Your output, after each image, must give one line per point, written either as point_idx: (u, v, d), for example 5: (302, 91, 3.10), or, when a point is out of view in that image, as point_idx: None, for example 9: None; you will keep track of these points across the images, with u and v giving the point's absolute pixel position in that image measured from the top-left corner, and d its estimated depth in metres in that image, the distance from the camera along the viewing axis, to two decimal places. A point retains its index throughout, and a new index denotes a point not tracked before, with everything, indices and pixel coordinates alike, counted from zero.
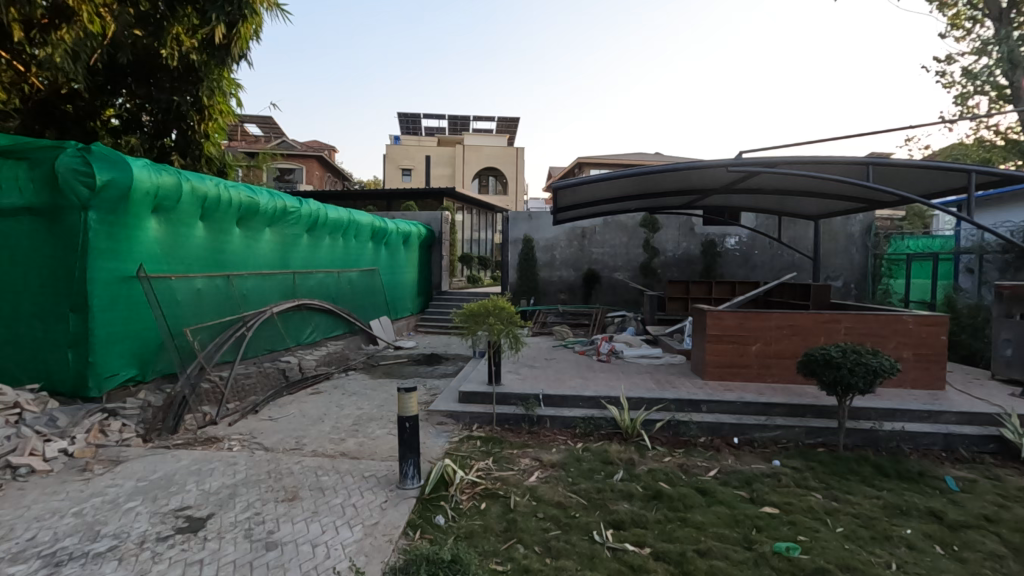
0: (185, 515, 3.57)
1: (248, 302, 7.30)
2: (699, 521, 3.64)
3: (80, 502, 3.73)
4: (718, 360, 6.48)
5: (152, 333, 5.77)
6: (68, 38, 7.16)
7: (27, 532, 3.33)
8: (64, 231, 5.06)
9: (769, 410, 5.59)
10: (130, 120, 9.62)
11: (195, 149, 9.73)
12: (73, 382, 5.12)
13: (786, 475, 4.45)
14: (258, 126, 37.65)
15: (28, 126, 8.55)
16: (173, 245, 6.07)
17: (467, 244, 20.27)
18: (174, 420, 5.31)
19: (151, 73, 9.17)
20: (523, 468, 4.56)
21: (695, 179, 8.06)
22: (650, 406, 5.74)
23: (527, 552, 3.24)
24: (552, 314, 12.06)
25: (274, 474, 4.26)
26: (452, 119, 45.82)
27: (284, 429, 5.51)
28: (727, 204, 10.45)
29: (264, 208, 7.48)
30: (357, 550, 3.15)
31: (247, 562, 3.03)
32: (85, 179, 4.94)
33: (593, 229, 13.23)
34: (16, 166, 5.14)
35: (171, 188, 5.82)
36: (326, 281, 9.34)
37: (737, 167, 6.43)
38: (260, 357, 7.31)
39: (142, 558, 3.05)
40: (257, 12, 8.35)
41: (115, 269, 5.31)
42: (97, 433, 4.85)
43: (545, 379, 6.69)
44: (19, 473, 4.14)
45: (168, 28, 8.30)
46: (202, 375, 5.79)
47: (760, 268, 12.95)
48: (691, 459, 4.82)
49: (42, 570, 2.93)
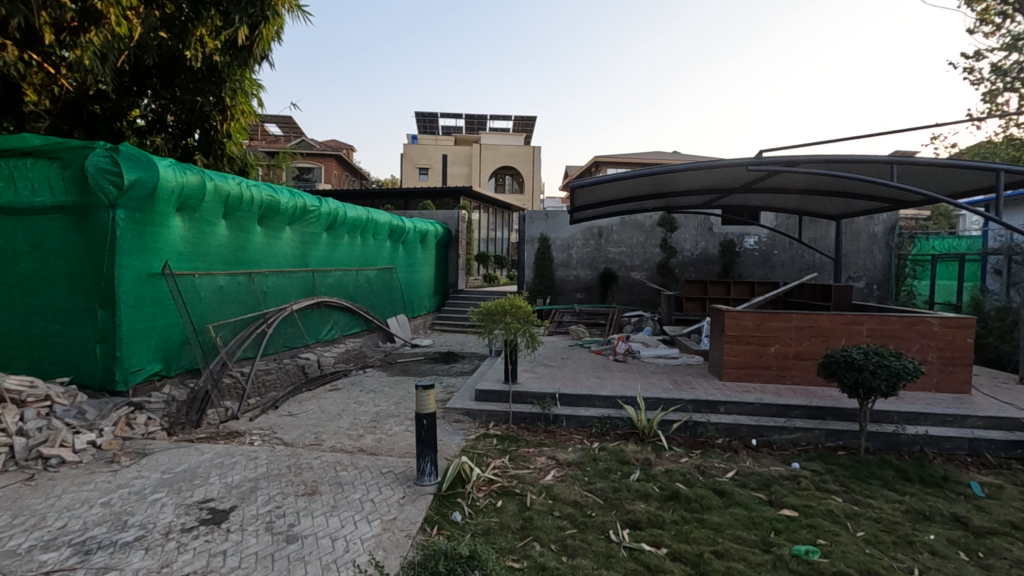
0: (208, 507, 3.65)
1: (269, 299, 7.43)
2: (716, 523, 3.62)
3: (107, 493, 3.84)
4: (736, 361, 6.43)
5: (176, 329, 5.90)
6: (96, 40, 7.31)
7: (58, 520, 3.44)
8: (94, 229, 5.20)
9: (788, 411, 5.53)
10: (155, 121, 9.83)
11: (217, 149, 9.94)
12: (101, 376, 5.27)
13: (806, 478, 4.40)
14: (278, 126, 38.12)
15: (57, 126, 8.84)
16: (197, 243, 6.20)
17: (484, 244, 20.35)
18: (198, 414, 5.40)
19: (176, 74, 9.34)
20: (540, 467, 4.57)
21: (714, 178, 7.96)
22: (666, 406, 5.72)
23: (543, 550, 3.26)
24: (568, 314, 12.03)
25: (295, 468, 4.34)
26: (469, 119, 45.99)
27: (303, 425, 5.59)
28: (747, 204, 10.35)
29: (285, 207, 7.60)
30: (375, 545, 3.19)
31: (269, 554, 3.09)
32: (113, 179, 5.06)
33: (610, 228, 13.19)
34: (48, 166, 5.28)
35: (195, 187, 5.94)
36: (344, 279, 9.45)
37: (756, 166, 6.33)
38: (280, 354, 7.43)
39: (167, 548, 3.13)
40: (279, 14, 8.43)
41: (142, 266, 5.44)
42: (124, 426, 4.97)
43: (562, 378, 6.69)
44: (50, 464, 4.26)
45: (193, 31, 8.47)
46: (224, 370, 5.92)
47: (780, 268, 12.80)
48: (708, 460, 4.79)
49: (73, 558, 3.02)
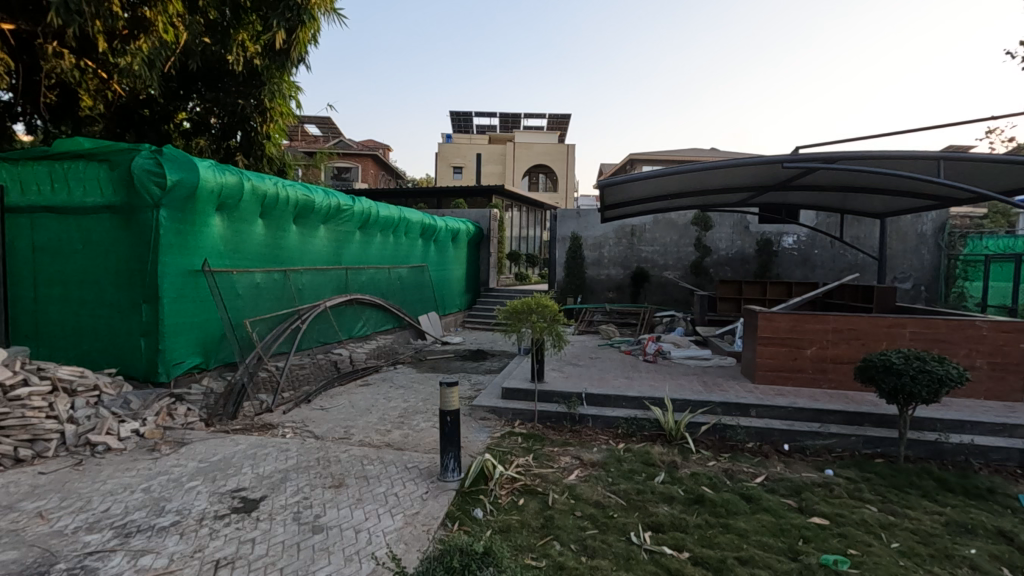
0: (240, 496, 3.79)
1: (304, 296, 7.65)
2: (741, 529, 3.54)
3: (148, 479, 4.02)
4: (769, 364, 6.27)
5: (215, 324, 6.14)
6: (145, 47, 7.61)
7: (102, 504, 3.63)
8: (139, 228, 5.45)
9: (823, 416, 5.36)
10: (199, 123, 10.16)
11: (257, 150, 10.24)
12: (145, 368, 5.52)
13: (839, 486, 4.26)
14: (317, 126, 39.02)
15: (111, 130, 9.41)
16: (236, 241, 6.43)
17: (517, 242, 20.37)
18: (234, 406, 5.64)
19: (219, 78, 9.68)
20: (563, 466, 4.56)
21: (749, 175, 7.76)
22: (695, 408, 5.64)
23: (563, 549, 3.26)
24: (599, 314, 11.92)
25: (323, 461, 4.46)
26: (503, 118, 46.04)
27: (334, 418, 5.74)
28: (784, 203, 10.10)
29: (319, 206, 7.79)
30: (397, 538, 3.26)
31: (295, 544, 3.19)
32: (157, 179, 5.28)
33: (643, 227, 13.02)
34: (98, 168, 5.56)
35: (234, 187, 6.15)
36: (376, 277, 9.65)
37: (793, 163, 6.14)
38: (314, 349, 7.65)
39: (200, 534, 3.27)
40: (315, 17, 8.58)
41: (183, 263, 5.67)
42: (165, 416, 5.22)
43: (589, 378, 6.65)
44: (97, 450, 4.51)
45: (234, 35, 8.82)
46: (259, 364, 6.16)
47: (820, 269, 12.39)
48: (737, 465, 4.69)
49: (114, 540, 3.19)
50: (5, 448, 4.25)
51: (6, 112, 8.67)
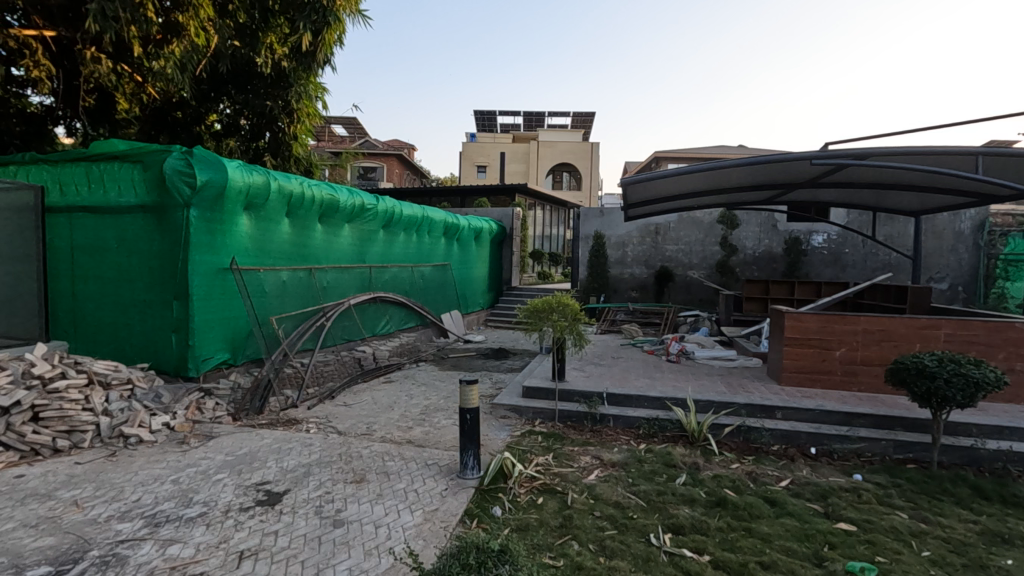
0: (265, 489, 3.88)
1: (328, 294, 7.77)
2: (765, 533, 3.48)
3: (177, 471, 4.15)
4: (796, 365, 6.13)
5: (243, 321, 6.29)
6: (177, 51, 7.79)
7: (134, 494, 3.76)
8: (170, 227, 5.61)
9: (852, 420, 5.22)
10: (229, 125, 10.37)
11: (285, 150, 10.45)
12: (176, 362, 5.68)
13: (867, 491, 4.15)
14: (343, 127, 39.52)
15: (145, 132, 9.73)
16: (262, 240, 6.57)
17: (540, 241, 20.34)
18: (260, 401, 5.76)
19: (248, 80, 9.91)
20: (583, 466, 4.54)
21: (776, 172, 7.59)
22: (718, 410, 5.55)
23: (581, 549, 3.24)
24: (622, 313, 11.82)
25: (345, 456, 4.53)
26: (527, 116, 45.97)
27: (356, 414, 5.82)
28: (815, 200, 9.83)
29: (344, 205, 7.89)
30: (416, 534, 3.29)
31: (316, 537, 3.24)
32: (187, 180, 5.43)
33: (668, 225, 12.86)
34: (132, 169, 5.73)
35: (261, 187, 6.28)
36: (400, 275, 9.76)
37: (822, 159, 5.97)
38: (338, 347, 7.77)
39: (226, 525, 3.35)
40: (341, 19, 8.66)
41: (212, 261, 5.82)
42: (194, 410, 5.36)
43: (611, 378, 6.60)
44: (130, 442, 4.66)
45: (263, 39, 9.00)
46: (285, 361, 6.31)
47: (851, 268, 12.08)
48: (761, 468, 4.60)
49: (144, 529, 3.29)
50: (44, 438, 4.43)
51: (47, 116, 9.00)
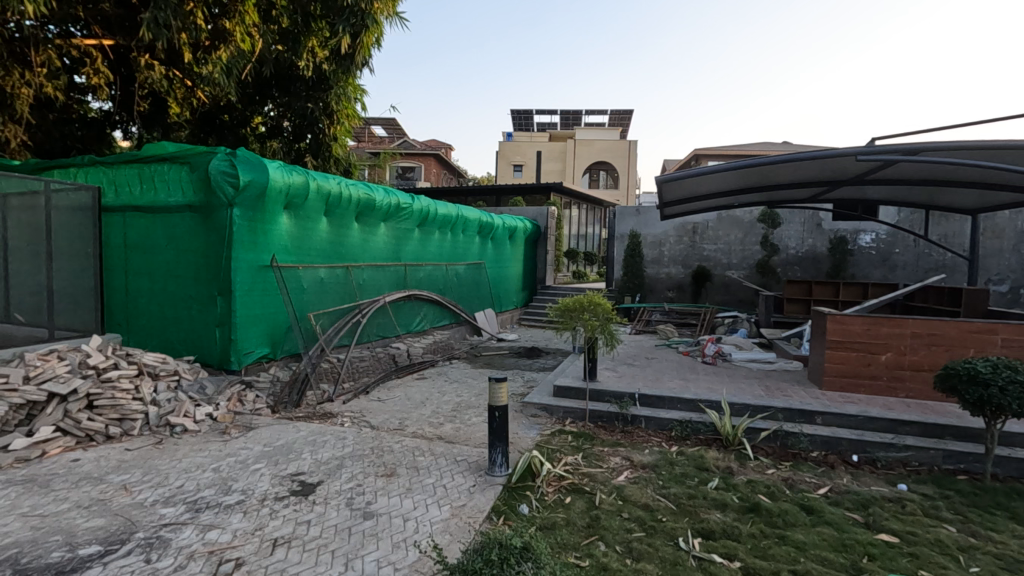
0: (299, 480, 4.00)
1: (364, 291, 7.95)
2: (799, 541, 3.37)
3: (218, 460, 4.32)
4: (838, 369, 5.90)
5: (282, 317, 6.50)
6: (224, 56, 8.05)
7: (178, 480, 3.94)
8: (215, 225, 5.84)
9: (898, 427, 4.99)
10: (273, 127, 10.69)
11: (325, 151, 10.72)
12: (219, 356, 5.92)
13: (913, 502, 3.96)
14: (382, 128, 40.22)
15: (195, 135, 10.17)
16: (302, 238, 6.77)
17: (575, 240, 20.23)
18: (298, 395, 5.91)
19: (292, 82, 10.20)
20: (613, 467, 4.50)
21: (820, 169, 7.32)
22: (754, 414, 5.41)
23: (607, 550, 3.22)
24: (657, 313, 11.63)
25: (377, 450, 4.62)
26: (564, 115, 45.75)
27: (390, 410, 5.93)
28: (862, 198, 9.45)
29: (380, 205, 8.04)
30: (442, 528, 3.33)
31: (347, 528, 3.33)
32: (231, 180, 5.64)
33: (706, 224, 12.58)
34: (180, 170, 5.99)
35: (301, 187, 6.47)
36: (434, 274, 9.88)
37: (868, 155, 5.74)
38: (373, 343, 7.93)
39: (262, 513, 3.48)
40: (378, 21, 8.79)
41: (254, 258, 6.04)
42: (236, 402, 5.57)
43: (644, 378, 6.52)
44: (175, 431, 4.88)
45: (305, 43, 9.17)
46: (322, 356, 6.40)
47: (902, 269, 11.55)
48: (799, 474, 4.45)
49: (186, 514, 3.45)
50: (98, 425, 4.69)
51: (105, 121, 9.52)
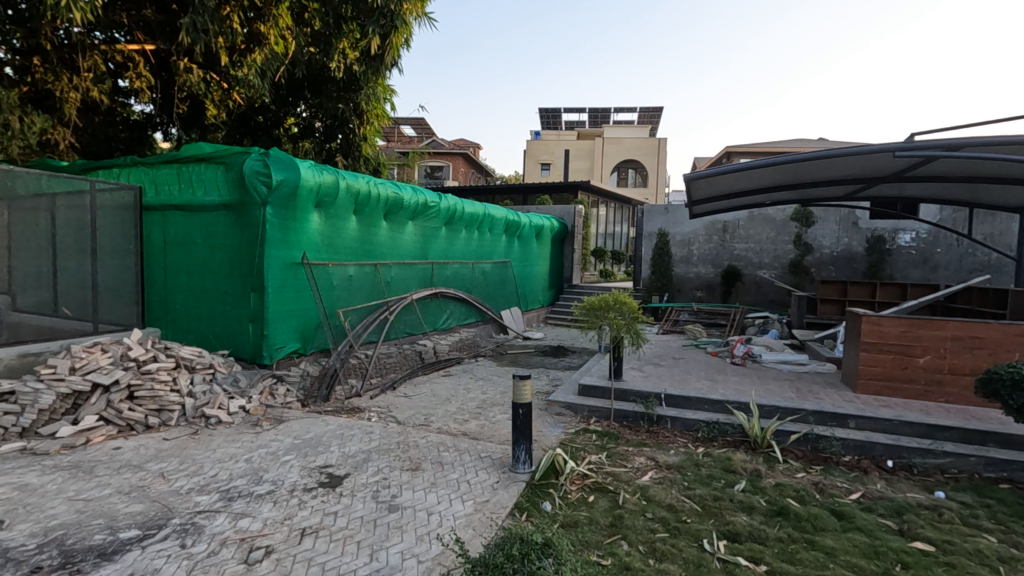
0: (327, 472, 4.09)
1: (392, 289, 8.07)
2: (829, 547, 3.29)
3: (250, 451, 4.46)
4: (873, 372, 5.74)
5: (313, 313, 6.65)
6: (259, 59, 8.27)
7: (212, 469, 4.08)
8: (249, 223, 6.01)
9: (936, 433, 4.82)
10: (305, 127, 10.91)
11: (355, 151, 10.92)
12: (252, 350, 6.10)
13: (950, 510, 3.82)
14: (411, 127, 40.59)
15: (232, 136, 10.49)
16: (332, 236, 6.90)
17: (603, 238, 20.09)
18: (327, 389, 6.05)
19: (323, 84, 10.40)
20: (637, 467, 4.47)
21: (856, 166, 7.11)
22: (784, 416, 5.30)
23: (630, 549, 3.21)
24: (686, 313, 11.48)
25: (403, 445, 4.69)
26: (593, 113, 45.44)
27: (416, 406, 6.01)
28: (901, 195, 9.13)
29: (408, 203, 8.13)
30: (465, 523, 3.36)
31: (372, 520, 3.40)
32: (264, 179, 5.80)
33: (737, 223, 12.35)
34: (216, 169, 6.17)
35: (331, 186, 6.60)
36: (461, 272, 9.95)
37: (907, 151, 5.53)
38: (400, 340, 8.05)
39: (291, 503, 3.57)
40: (407, 22, 8.89)
41: (285, 256, 6.20)
42: (268, 395, 5.72)
43: (670, 378, 6.45)
44: (210, 422, 5.05)
45: (336, 44, 9.37)
46: (350, 351, 6.55)
47: (943, 269, 11.12)
48: (830, 479, 4.34)
49: (219, 502, 3.57)
50: (138, 415, 4.89)
51: (147, 123, 9.90)
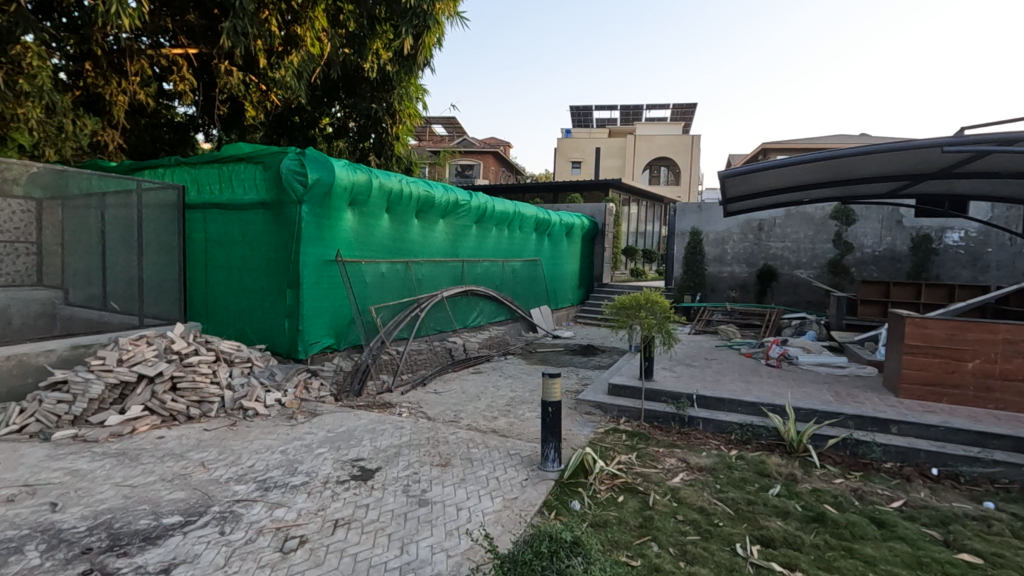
0: (359, 465, 4.17)
1: (423, 286, 8.17)
2: (868, 555, 3.19)
3: (285, 443, 4.57)
4: (918, 376, 5.51)
5: (346, 309, 6.79)
6: (296, 60, 8.46)
7: (249, 460, 4.21)
8: (285, 221, 6.16)
9: (986, 440, 4.60)
10: (340, 127, 11.09)
11: (387, 150, 11.08)
12: (288, 344, 6.27)
13: (1001, 522, 3.65)
14: (443, 126, 40.89)
15: (270, 137, 10.78)
16: (364, 234, 7.02)
17: (634, 237, 19.86)
18: (359, 385, 6.15)
19: (357, 84, 10.61)
20: (668, 468, 4.41)
21: (901, 162, 6.83)
22: (821, 419, 5.14)
23: (660, 551, 3.17)
24: (719, 313, 11.26)
25: (433, 441, 4.75)
26: (625, 110, 44.94)
27: (445, 402, 6.06)
28: (950, 191, 8.71)
29: (439, 201, 8.20)
30: (494, 519, 3.38)
31: (403, 513, 3.44)
32: (300, 178, 5.94)
33: (773, 221, 12.04)
34: (255, 169, 6.35)
35: (364, 185, 6.70)
36: (490, 270, 10.00)
37: (956, 146, 5.30)
38: (430, 337, 8.14)
39: (324, 495, 3.65)
40: (439, 22, 8.95)
41: (320, 253, 6.34)
42: (302, 389, 5.86)
43: (703, 379, 6.33)
44: (248, 414, 5.21)
45: (370, 44, 9.49)
46: (382, 348, 6.65)
47: (995, 270, 10.61)
48: (870, 486, 4.20)
49: (256, 491, 3.68)
50: (180, 405, 5.08)
51: (190, 124, 10.21)
